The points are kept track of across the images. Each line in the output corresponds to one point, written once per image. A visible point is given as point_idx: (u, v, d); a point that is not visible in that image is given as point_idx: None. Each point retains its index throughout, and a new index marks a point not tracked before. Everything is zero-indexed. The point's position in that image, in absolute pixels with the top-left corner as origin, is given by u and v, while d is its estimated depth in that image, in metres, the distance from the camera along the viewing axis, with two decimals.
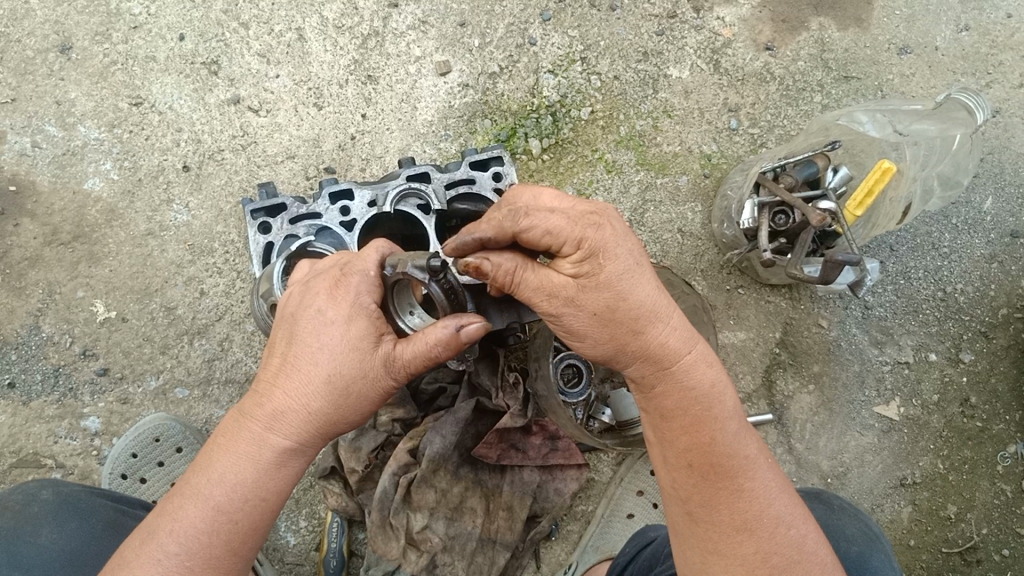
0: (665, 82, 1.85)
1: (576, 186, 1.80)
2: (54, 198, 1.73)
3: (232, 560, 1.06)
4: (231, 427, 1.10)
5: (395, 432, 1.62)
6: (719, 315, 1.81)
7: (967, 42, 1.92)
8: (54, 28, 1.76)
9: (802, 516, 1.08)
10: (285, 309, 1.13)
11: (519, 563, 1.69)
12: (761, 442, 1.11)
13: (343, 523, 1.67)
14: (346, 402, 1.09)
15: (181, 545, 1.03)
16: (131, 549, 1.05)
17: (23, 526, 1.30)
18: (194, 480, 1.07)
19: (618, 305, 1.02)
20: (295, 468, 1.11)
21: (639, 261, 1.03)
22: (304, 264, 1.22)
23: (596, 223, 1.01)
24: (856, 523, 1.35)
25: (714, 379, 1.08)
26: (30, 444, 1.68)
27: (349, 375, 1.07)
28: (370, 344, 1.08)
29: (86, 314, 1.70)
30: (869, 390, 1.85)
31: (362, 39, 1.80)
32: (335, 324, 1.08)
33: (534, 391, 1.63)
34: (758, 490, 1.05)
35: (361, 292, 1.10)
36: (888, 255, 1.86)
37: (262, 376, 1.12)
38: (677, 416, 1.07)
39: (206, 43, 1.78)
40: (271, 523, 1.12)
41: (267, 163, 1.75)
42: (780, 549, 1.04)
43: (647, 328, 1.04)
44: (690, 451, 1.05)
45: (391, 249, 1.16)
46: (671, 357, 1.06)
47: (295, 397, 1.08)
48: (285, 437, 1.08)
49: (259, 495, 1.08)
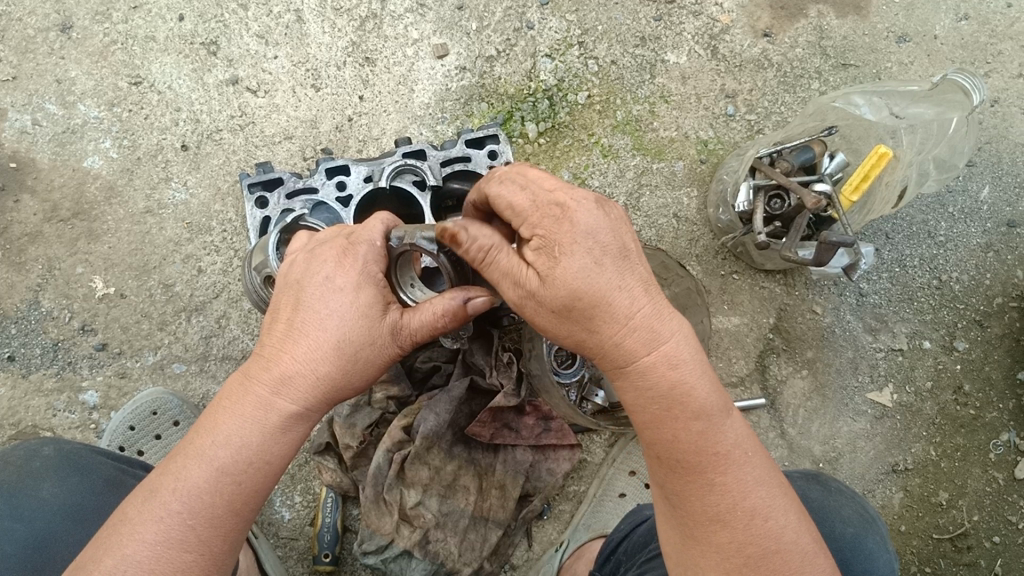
0: (662, 67, 1.86)
1: (571, 170, 1.82)
2: (54, 175, 1.75)
3: (235, 520, 1.05)
4: (234, 390, 1.09)
5: (390, 410, 1.65)
6: (713, 299, 1.83)
7: (966, 31, 1.92)
8: (54, 7, 1.78)
9: (785, 503, 1.04)
10: (288, 277, 1.13)
11: (510, 542, 1.70)
12: (746, 428, 1.05)
13: (338, 498, 1.70)
14: (353, 368, 1.10)
15: (183, 503, 1.02)
16: (132, 506, 1.03)
17: (23, 480, 1.33)
18: (196, 441, 1.06)
19: (573, 306, 0.99)
20: (298, 434, 1.11)
21: (602, 258, 0.98)
22: (302, 232, 1.22)
23: (554, 217, 0.97)
24: (854, 506, 1.36)
25: (680, 378, 1.02)
26: (29, 416, 1.70)
27: (358, 341, 1.09)
28: (379, 311, 1.10)
29: (85, 290, 1.73)
30: (863, 376, 1.86)
31: (360, 21, 1.81)
32: (345, 291, 1.09)
33: (528, 370, 1.62)
34: (732, 483, 1.01)
35: (369, 261, 1.12)
36: (883, 243, 1.87)
37: (265, 341, 1.11)
38: (643, 412, 1.03)
39: (206, 24, 1.80)
40: (270, 487, 1.11)
41: (265, 143, 1.77)
42: (756, 540, 1.00)
43: (602, 329, 1.01)
44: (659, 445, 1.03)
45: (395, 221, 1.19)
46: (628, 358, 1.02)
47: (304, 362, 1.08)
48: (292, 402, 1.08)
49: (264, 458, 1.07)
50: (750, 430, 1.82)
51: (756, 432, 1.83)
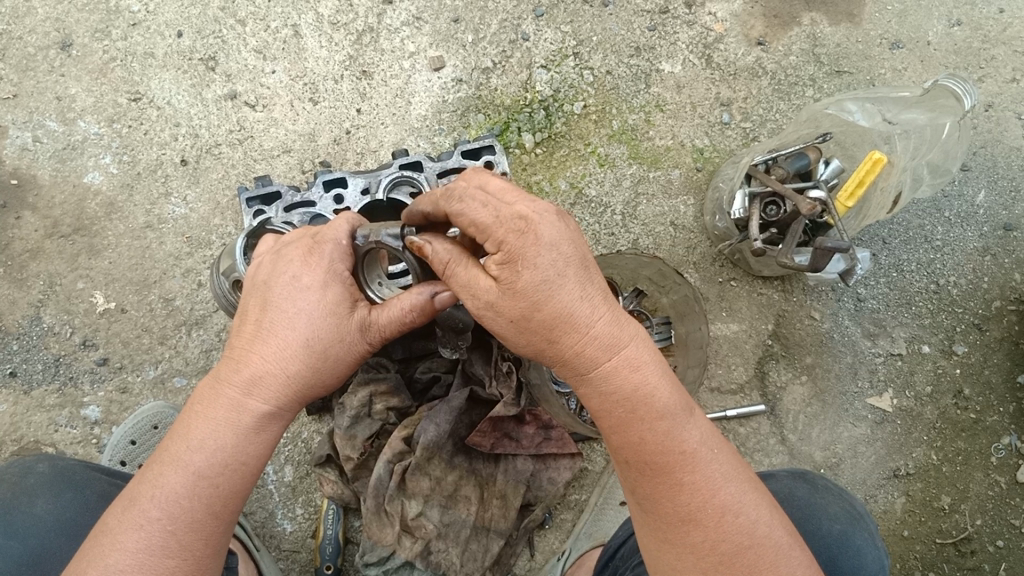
0: (657, 76, 1.88)
1: (568, 179, 1.83)
2: (55, 191, 1.77)
3: (215, 523, 1.05)
4: (206, 394, 1.10)
5: (390, 421, 1.64)
6: (711, 307, 1.83)
7: (959, 36, 1.94)
8: (54, 25, 1.81)
9: (756, 498, 1.04)
10: (255, 279, 1.14)
11: (512, 551, 1.71)
12: (710, 426, 1.05)
13: (339, 510, 1.71)
14: (323, 365, 1.11)
15: (162, 509, 1.02)
16: (112, 516, 1.04)
17: (19, 497, 1.33)
18: (172, 448, 1.06)
19: (535, 314, 0.99)
20: (273, 433, 1.11)
21: (563, 269, 0.98)
22: (267, 237, 1.24)
23: (517, 231, 0.96)
24: (840, 502, 1.36)
25: (642, 380, 1.02)
26: (31, 432, 1.70)
27: (326, 339, 1.10)
28: (345, 308, 1.11)
29: (87, 305, 1.74)
30: (862, 381, 1.86)
31: (357, 35, 1.83)
32: (311, 290, 1.10)
33: (527, 380, 1.63)
34: (701, 481, 1.01)
35: (334, 259, 1.13)
36: (880, 247, 1.87)
37: (234, 343, 1.12)
38: (608, 418, 1.04)
39: (204, 40, 1.81)
40: (249, 489, 1.11)
41: (264, 157, 1.78)
42: (729, 537, 1.00)
43: (560, 338, 1.01)
44: (626, 451, 1.03)
45: (360, 220, 1.19)
46: (588, 364, 1.02)
47: (273, 361, 1.09)
48: (263, 401, 1.09)
49: (240, 458, 1.07)
50: (752, 437, 1.83)
51: (757, 438, 1.83)
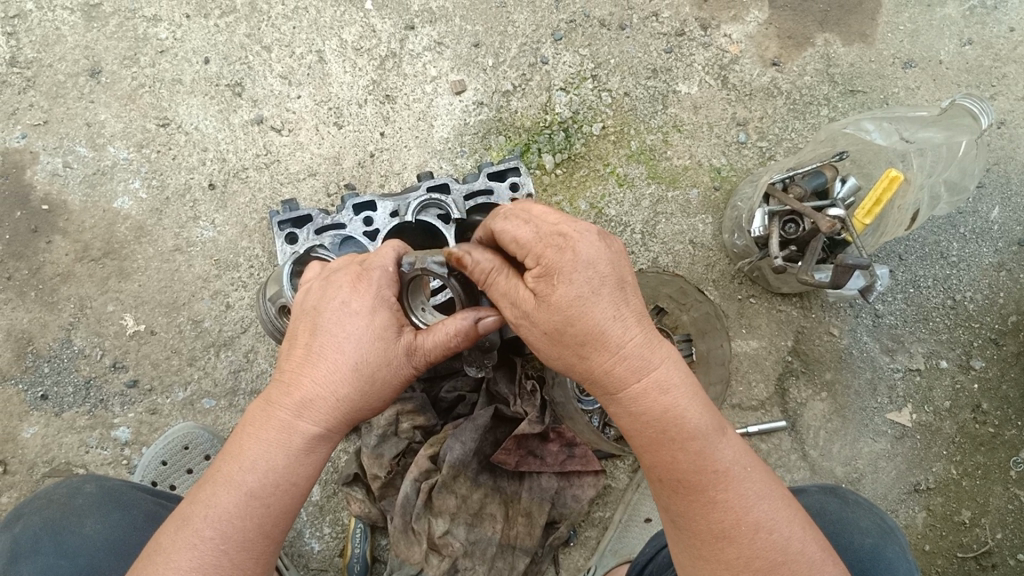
0: (674, 97, 1.90)
1: (588, 200, 1.85)
2: (86, 216, 1.79)
3: (265, 542, 1.08)
4: (258, 415, 1.12)
5: (416, 439, 1.66)
6: (731, 324, 1.85)
7: (970, 55, 1.96)
8: (84, 53, 1.84)
9: (789, 516, 1.05)
10: (304, 305, 1.16)
11: (538, 568, 1.72)
12: (743, 444, 1.07)
13: (366, 528, 1.72)
14: (371, 389, 1.12)
15: (215, 529, 1.04)
16: (165, 536, 1.06)
17: (68, 516, 1.35)
18: (225, 469, 1.08)
19: (567, 330, 1.02)
20: (322, 455, 1.13)
21: (597, 288, 1.01)
22: (315, 264, 1.26)
23: (556, 246, 1.01)
24: (872, 517, 1.38)
25: (673, 402, 1.04)
26: (63, 453, 1.73)
27: (374, 363, 1.11)
28: (394, 333, 1.13)
29: (116, 328, 1.76)
30: (881, 397, 1.87)
31: (380, 60, 1.86)
32: (360, 315, 1.12)
33: (551, 399, 1.66)
34: (734, 499, 1.03)
35: (382, 285, 1.15)
36: (897, 264, 1.89)
37: (284, 366, 1.14)
38: (639, 437, 1.06)
39: (230, 66, 1.84)
40: (298, 510, 1.13)
41: (289, 180, 1.81)
42: (762, 554, 1.02)
43: (593, 354, 1.03)
44: (659, 468, 1.05)
45: (405, 246, 1.21)
46: (620, 384, 1.04)
47: (323, 385, 1.11)
48: (314, 423, 1.11)
49: (290, 479, 1.09)
50: (773, 453, 1.84)
51: (778, 454, 1.85)
